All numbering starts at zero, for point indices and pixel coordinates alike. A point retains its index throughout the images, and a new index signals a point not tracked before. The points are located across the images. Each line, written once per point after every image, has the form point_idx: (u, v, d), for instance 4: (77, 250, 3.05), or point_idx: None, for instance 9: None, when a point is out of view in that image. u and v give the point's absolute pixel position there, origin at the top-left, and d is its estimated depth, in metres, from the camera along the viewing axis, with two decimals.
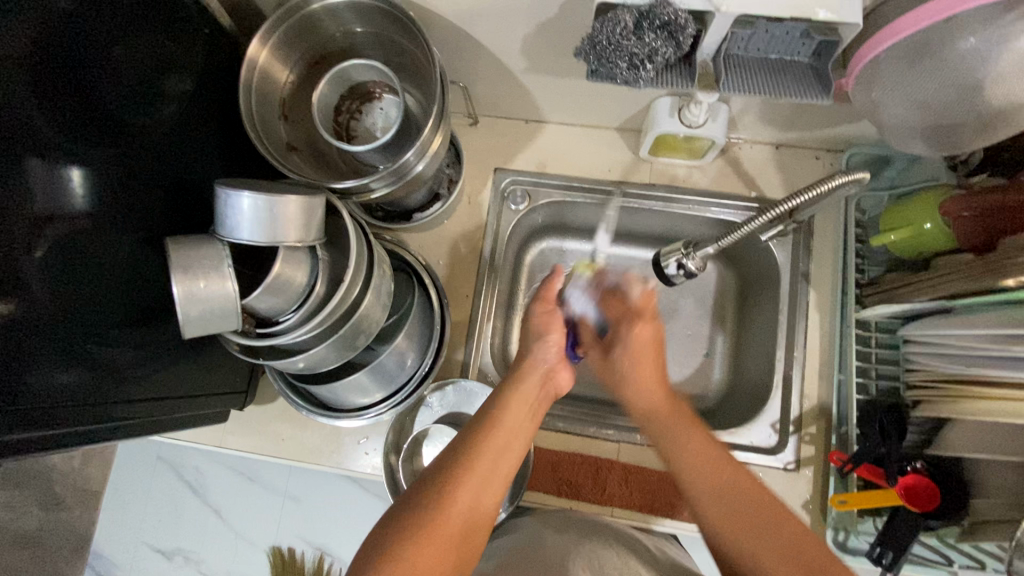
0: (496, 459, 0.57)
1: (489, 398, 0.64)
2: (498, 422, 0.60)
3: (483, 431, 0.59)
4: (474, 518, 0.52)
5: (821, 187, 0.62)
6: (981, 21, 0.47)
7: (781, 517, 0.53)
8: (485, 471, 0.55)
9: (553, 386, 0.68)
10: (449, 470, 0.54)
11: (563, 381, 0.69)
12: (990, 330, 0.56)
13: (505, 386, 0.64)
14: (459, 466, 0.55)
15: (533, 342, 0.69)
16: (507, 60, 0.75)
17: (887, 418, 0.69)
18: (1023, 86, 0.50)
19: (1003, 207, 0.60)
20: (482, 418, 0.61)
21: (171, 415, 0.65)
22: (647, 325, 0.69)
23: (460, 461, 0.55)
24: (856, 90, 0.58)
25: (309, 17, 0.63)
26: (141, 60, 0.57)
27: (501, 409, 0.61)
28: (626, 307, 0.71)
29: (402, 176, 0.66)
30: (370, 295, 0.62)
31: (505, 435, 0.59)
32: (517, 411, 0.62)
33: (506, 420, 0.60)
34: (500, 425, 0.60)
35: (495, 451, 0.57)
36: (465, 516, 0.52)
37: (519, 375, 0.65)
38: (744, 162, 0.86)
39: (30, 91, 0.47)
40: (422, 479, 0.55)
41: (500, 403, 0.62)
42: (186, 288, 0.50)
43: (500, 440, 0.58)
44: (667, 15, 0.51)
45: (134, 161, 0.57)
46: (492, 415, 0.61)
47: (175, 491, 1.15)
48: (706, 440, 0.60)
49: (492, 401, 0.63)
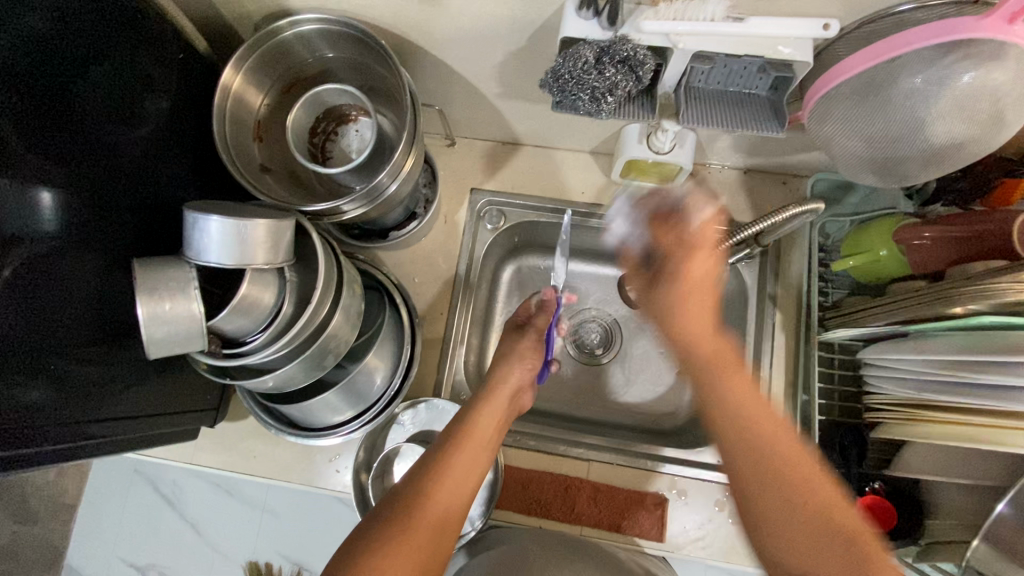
0: (467, 466, 0.60)
1: (458, 415, 0.67)
2: (469, 435, 0.63)
3: (453, 443, 0.62)
4: (445, 521, 0.54)
5: (781, 214, 0.66)
6: (922, 63, 0.49)
7: (833, 513, 0.47)
8: (454, 480, 0.58)
9: (513, 411, 0.73)
10: (420, 480, 0.57)
11: (525, 403, 0.75)
12: (944, 356, 0.57)
13: (473, 405, 0.68)
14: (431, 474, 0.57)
15: (498, 367, 0.74)
16: (481, 85, 0.76)
17: (846, 438, 0.72)
18: (963, 125, 0.52)
19: (951, 240, 0.62)
20: (451, 432, 0.64)
21: (136, 434, 0.65)
22: (705, 256, 0.61)
23: (430, 471, 0.58)
24: (810, 123, 0.60)
25: (281, 44, 0.65)
26: (116, 81, 0.58)
27: (471, 424, 0.65)
28: (676, 235, 0.64)
29: (374, 198, 0.67)
30: (338, 315, 0.63)
31: (474, 450, 0.62)
32: (485, 427, 0.66)
33: (474, 433, 0.64)
34: (470, 437, 0.63)
35: (464, 460, 0.60)
36: (437, 520, 0.54)
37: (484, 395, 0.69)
38: (713, 186, 0.88)
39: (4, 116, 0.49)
40: (396, 491, 0.56)
41: (470, 419, 0.66)
42: (151, 309, 0.51)
43: (470, 450, 0.62)
44: (626, 51, 0.53)
45: (109, 182, 0.58)
46: (461, 430, 0.64)
47: (150, 505, 1.14)
48: (759, 400, 0.53)
49: (462, 418, 0.66)
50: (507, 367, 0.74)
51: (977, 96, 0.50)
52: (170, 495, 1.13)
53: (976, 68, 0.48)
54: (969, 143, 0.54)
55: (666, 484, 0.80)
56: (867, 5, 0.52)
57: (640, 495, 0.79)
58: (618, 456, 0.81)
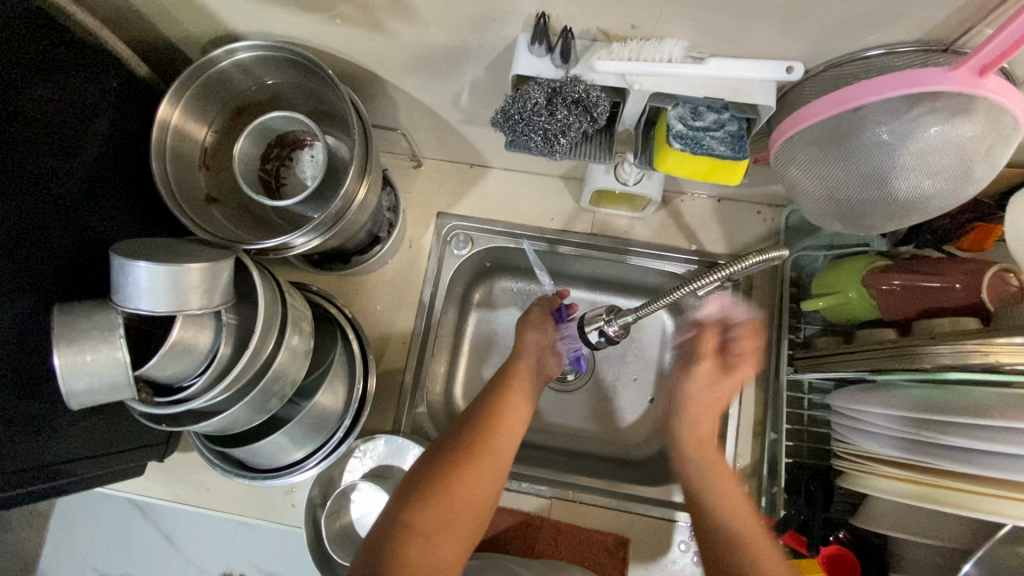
0: (514, 414, 0.66)
1: (503, 363, 0.73)
2: (515, 383, 0.69)
3: (501, 391, 0.68)
4: (503, 456, 0.63)
5: (737, 264, 0.59)
6: (886, 115, 0.47)
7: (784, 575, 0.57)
8: (508, 422, 0.65)
9: (546, 368, 0.76)
10: (477, 424, 0.64)
11: (552, 366, 0.77)
12: (907, 413, 0.56)
13: (515, 354, 0.73)
14: (485, 419, 0.65)
15: (525, 329, 0.75)
16: (442, 111, 0.74)
17: (813, 484, 0.70)
18: (929, 180, 0.50)
19: (919, 289, 0.60)
20: (500, 380, 0.70)
21: (79, 477, 0.64)
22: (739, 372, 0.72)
23: (485, 415, 0.65)
24: (777, 161, 0.57)
25: (221, 75, 0.62)
26: (47, 110, 0.54)
27: (514, 374, 0.71)
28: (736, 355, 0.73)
29: (338, 221, 0.64)
30: (282, 353, 0.60)
31: (517, 400, 0.68)
32: (528, 376, 0.71)
33: (519, 381, 0.70)
34: (516, 385, 0.69)
35: (512, 406, 0.67)
36: (495, 456, 0.62)
37: (521, 349, 0.74)
38: (686, 214, 0.85)
39: None
40: (454, 431, 0.64)
41: (513, 368, 0.71)
42: (70, 361, 0.48)
43: (517, 397, 0.68)
44: (579, 92, 0.51)
45: (41, 218, 0.55)
46: (507, 379, 0.70)
47: (119, 512, 0.97)
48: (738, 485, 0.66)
49: (506, 365, 0.72)
50: (532, 329, 0.75)
51: (943, 150, 0.47)
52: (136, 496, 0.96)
53: (943, 122, 0.46)
54: (937, 197, 0.52)
55: (629, 523, 0.78)
56: (831, 49, 0.49)
57: (602, 536, 0.77)
58: (580, 493, 0.79)
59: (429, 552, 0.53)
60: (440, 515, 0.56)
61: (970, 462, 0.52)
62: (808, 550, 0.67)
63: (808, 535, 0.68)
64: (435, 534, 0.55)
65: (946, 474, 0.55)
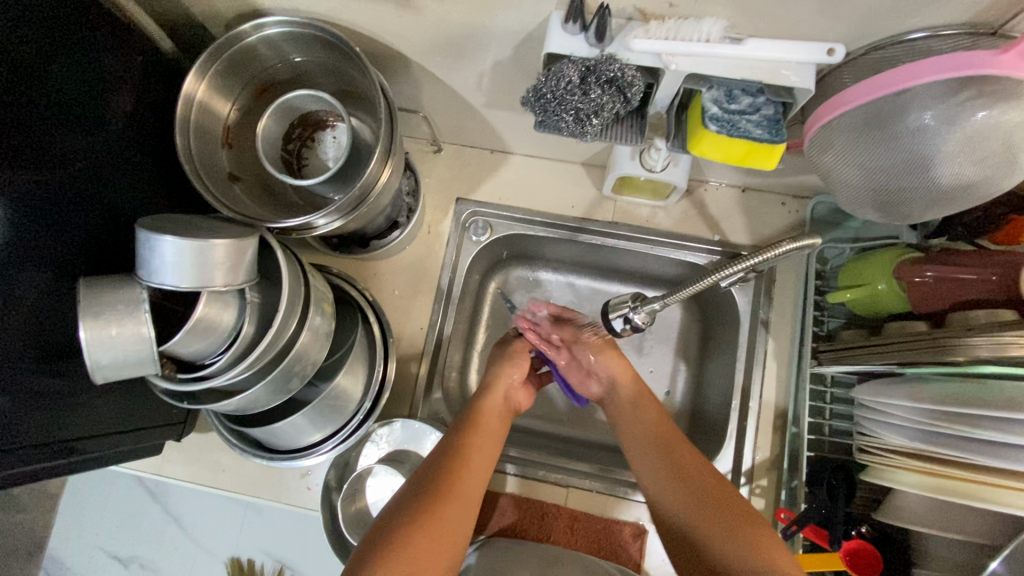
0: (482, 450, 0.64)
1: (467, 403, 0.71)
2: (484, 421, 0.68)
3: (471, 427, 0.66)
4: (474, 496, 0.59)
5: (769, 251, 0.58)
6: (932, 98, 0.45)
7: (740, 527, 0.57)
8: (477, 460, 0.63)
9: (513, 406, 0.75)
10: (445, 462, 0.61)
11: (520, 401, 0.76)
12: (934, 406, 0.55)
13: (481, 394, 0.72)
14: (455, 455, 0.62)
15: (495, 367, 0.76)
16: (465, 94, 0.73)
17: (836, 478, 0.68)
18: (973, 167, 0.49)
19: (953, 280, 0.59)
20: (466, 419, 0.68)
21: (97, 453, 0.64)
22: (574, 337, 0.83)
23: (455, 451, 0.62)
24: (811, 149, 0.56)
25: (248, 50, 0.61)
26: (75, 82, 0.54)
27: (483, 410, 0.69)
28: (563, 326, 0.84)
29: (357, 205, 0.62)
30: (305, 334, 0.59)
31: (485, 435, 0.66)
32: (496, 414, 0.70)
33: (489, 419, 0.68)
34: (486, 423, 0.68)
35: (481, 443, 0.65)
36: (466, 495, 0.58)
37: (490, 389, 0.73)
38: (709, 204, 0.84)
39: None
40: (422, 470, 0.61)
41: (480, 407, 0.70)
42: (96, 333, 0.48)
43: (487, 434, 0.66)
44: (613, 72, 0.50)
45: (69, 191, 0.54)
46: (476, 416, 0.68)
47: (130, 493, 0.96)
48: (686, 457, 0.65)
49: (474, 403, 0.71)
50: (510, 366, 0.76)
51: (990, 136, 0.46)
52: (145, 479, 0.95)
53: (991, 107, 0.45)
54: (979, 185, 0.51)
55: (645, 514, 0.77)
56: (874, 31, 0.48)
57: (618, 526, 0.77)
58: (596, 482, 0.79)
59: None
60: (419, 556, 0.51)
61: (1007, 458, 0.51)
62: (828, 544, 0.66)
63: (828, 529, 0.67)
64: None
65: (967, 467, 0.55)
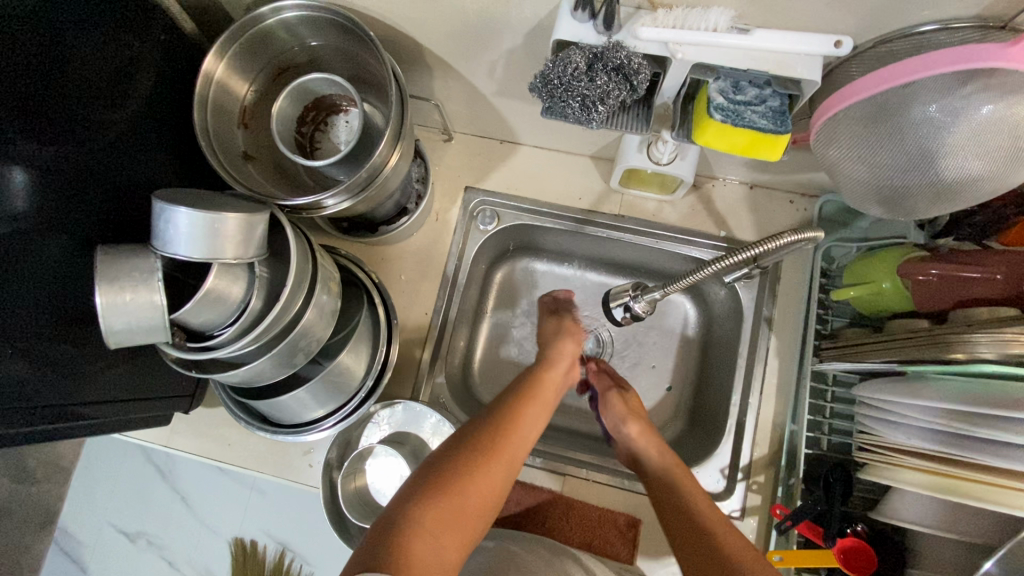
0: (536, 418, 0.62)
1: (524, 371, 0.68)
2: (537, 392, 0.64)
3: (523, 397, 0.62)
4: (514, 465, 0.57)
5: (769, 243, 0.58)
6: (938, 91, 0.45)
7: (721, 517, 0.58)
8: (527, 427, 0.60)
9: (568, 380, 0.71)
10: (497, 421, 0.58)
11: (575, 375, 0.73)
12: (936, 404, 0.55)
13: (541, 364, 0.68)
14: (503, 422, 0.59)
15: (558, 340, 0.73)
16: (477, 82, 0.74)
17: (834, 475, 0.68)
18: (978, 162, 0.49)
19: (958, 279, 0.59)
20: (519, 387, 0.64)
21: (109, 418, 0.66)
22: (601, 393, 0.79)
23: (502, 417, 0.59)
24: (817, 143, 0.56)
25: (266, 32, 0.63)
26: (98, 59, 0.56)
27: (540, 381, 0.65)
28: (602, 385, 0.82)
29: (366, 187, 0.63)
30: (310, 311, 0.60)
31: (540, 404, 0.63)
32: (551, 385, 0.66)
33: (543, 390, 0.65)
34: (540, 394, 0.64)
35: (532, 414, 0.61)
36: (511, 458, 0.56)
37: (550, 361, 0.69)
38: (716, 200, 0.85)
39: None
40: (472, 426, 0.58)
41: (539, 378, 0.66)
42: (110, 299, 0.50)
43: (538, 406, 0.63)
44: (619, 59, 0.51)
45: (90, 164, 0.56)
46: (531, 386, 0.64)
47: (138, 470, 0.98)
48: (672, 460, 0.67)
49: (533, 372, 0.67)
50: (569, 340, 0.73)
51: (995, 130, 0.46)
52: (155, 457, 0.98)
53: (997, 101, 0.45)
54: (985, 181, 0.50)
55: (641, 505, 0.78)
56: (883, 23, 0.48)
57: (613, 517, 0.77)
58: (593, 472, 0.80)
59: (434, 557, 0.47)
60: (446, 521, 0.50)
61: (1005, 456, 0.51)
62: (822, 540, 0.66)
63: (824, 526, 0.66)
64: (438, 541, 0.48)
65: (969, 465, 0.55)
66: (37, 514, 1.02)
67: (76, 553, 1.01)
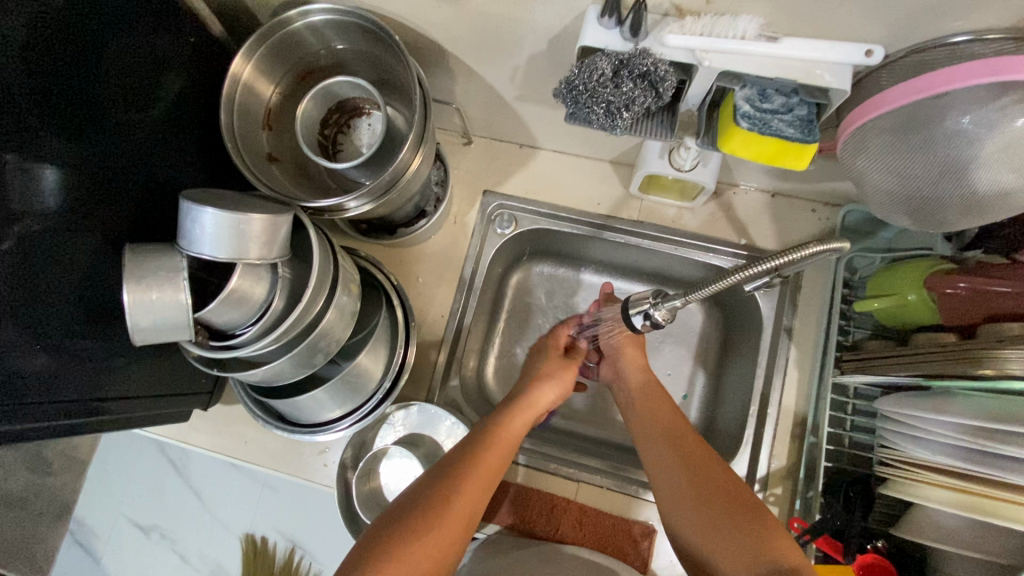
0: (495, 464, 0.63)
1: (489, 416, 0.69)
2: (501, 438, 0.66)
3: (485, 444, 0.64)
4: (470, 516, 0.58)
5: (795, 252, 0.56)
6: (972, 103, 0.45)
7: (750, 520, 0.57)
8: (486, 474, 0.61)
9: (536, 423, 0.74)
10: (454, 472, 0.60)
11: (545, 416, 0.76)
12: (965, 420, 0.53)
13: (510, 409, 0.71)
14: (460, 473, 0.60)
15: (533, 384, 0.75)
16: (499, 87, 0.74)
17: (854, 488, 0.67)
18: (1012, 174, 0.48)
19: (989, 294, 0.58)
20: (483, 430, 0.66)
21: (134, 412, 0.67)
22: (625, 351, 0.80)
23: (460, 468, 0.60)
24: (843, 153, 0.56)
25: (293, 35, 0.64)
26: (130, 61, 0.57)
27: (503, 425, 0.67)
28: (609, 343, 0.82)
29: (388, 190, 0.64)
30: (332, 312, 0.61)
31: (503, 450, 0.65)
32: (516, 430, 0.68)
33: (506, 433, 0.67)
34: (504, 436, 0.66)
35: (492, 460, 0.63)
36: (466, 507, 0.57)
37: (522, 401, 0.72)
38: (736, 208, 0.84)
39: (25, 89, 0.48)
40: (430, 478, 0.60)
41: (504, 422, 0.68)
42: (137, 296, 0.50)
43: (500, 450, 0.64)
44: (646, 65, 0.50)
45: (118, 163, 0.57)
46: (494, 431, 0.66)
47: (153, 465, 0.99)
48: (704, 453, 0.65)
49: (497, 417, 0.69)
50: (543, 385, 0.76)
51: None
52: (170, 452, 0.99)
53: None
54: (1017, 194, 0.49)
55: (654, 513, 0.77)
56: (914, 33, 0.47)
57: (628, 524, 0.77)
58: (607, 479, 0.79)
59: None
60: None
61: None
62: (842, 557, 0.65)
63: (843, 541, 0.65)
64: None
65: (996, 484, 0.53)
66: (54, 505, 1.04)
67: (87, 545, 1.02)
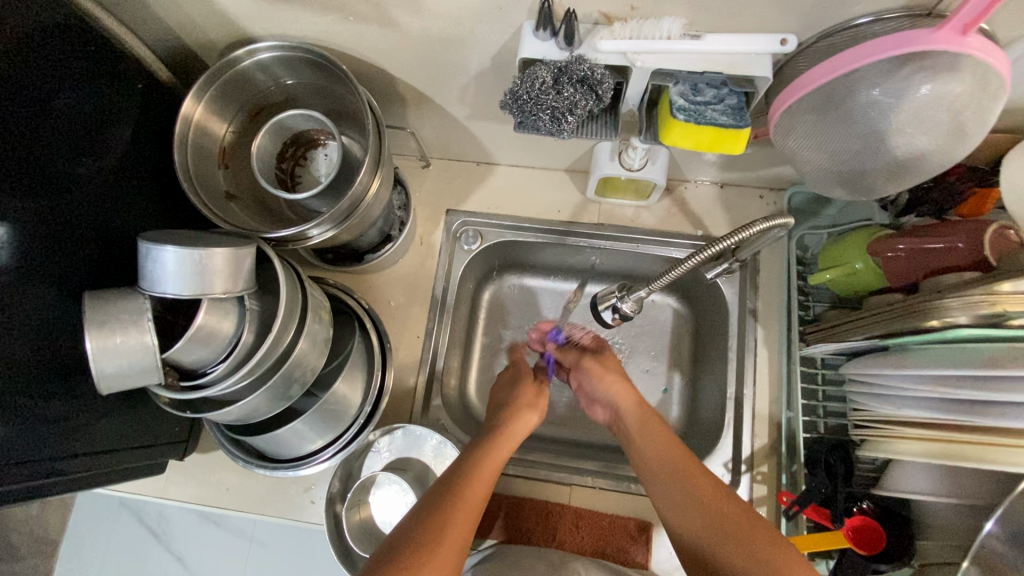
0: (485, 483, 0.60)
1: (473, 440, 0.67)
2: (488, 457, 0.63)
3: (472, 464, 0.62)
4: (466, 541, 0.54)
5: (745, 231, 0.59)
6: (879, 75, 0.49)
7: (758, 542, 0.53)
8: (478, 494, 0.58)
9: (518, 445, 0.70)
10: (445, 496, 0.57)
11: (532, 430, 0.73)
12: (924, 371, 0.56)
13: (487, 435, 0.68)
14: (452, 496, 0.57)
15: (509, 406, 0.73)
16: (450, 108, 0.77)
17: (832, 456, 0.69)
18: (924, 137, 0.52)
19: (923, 251, 0.62)
20: (464, 458, 0.63)
21: (101, 470, 0.64)
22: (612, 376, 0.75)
23: (450, 492, 0.57)
24: (776, 136, 0.60)
25: (241, 74, 0.65)
26: (76, 113, 0.57)
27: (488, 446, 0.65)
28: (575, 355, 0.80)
29: (349, 215, 0.64)
30: (303, 340, 0.60)
31: (491, 467, 0.62)
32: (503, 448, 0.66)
33: (492, 454, 0.64)
34: (487, 460, 0.63)
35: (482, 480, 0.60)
36: (462, 530, 0.54)
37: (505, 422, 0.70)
38: (689, 201, 0.88)
39: None
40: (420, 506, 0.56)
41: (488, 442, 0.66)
42: (101, 342, 0.50)
43: (488, 470, 0.62)
44: (583, 70, 0.53)
45: (71, 214, 0.56)
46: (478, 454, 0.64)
47: (131, 534, 0.95)
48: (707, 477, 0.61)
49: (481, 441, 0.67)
50: (523, 409, 0.73)
51: (934, 109, 0.49)
52: (149, 516, 0.94)
53: (933, 80, 0.48)
54: (932, 155, 0.53)
55: (648, 508, 0.78)
56: (821, 20, 0.52)
57: (625, 522, 0.77)
58: (599, 479, 0.79)
59: None
60: None
61: (995, 413, 0.53)
62: (831, 523, 0.67)
63: (830, 507, 0.68)
64: None
65: (962, 428, 0.56)
66: None
67: None
